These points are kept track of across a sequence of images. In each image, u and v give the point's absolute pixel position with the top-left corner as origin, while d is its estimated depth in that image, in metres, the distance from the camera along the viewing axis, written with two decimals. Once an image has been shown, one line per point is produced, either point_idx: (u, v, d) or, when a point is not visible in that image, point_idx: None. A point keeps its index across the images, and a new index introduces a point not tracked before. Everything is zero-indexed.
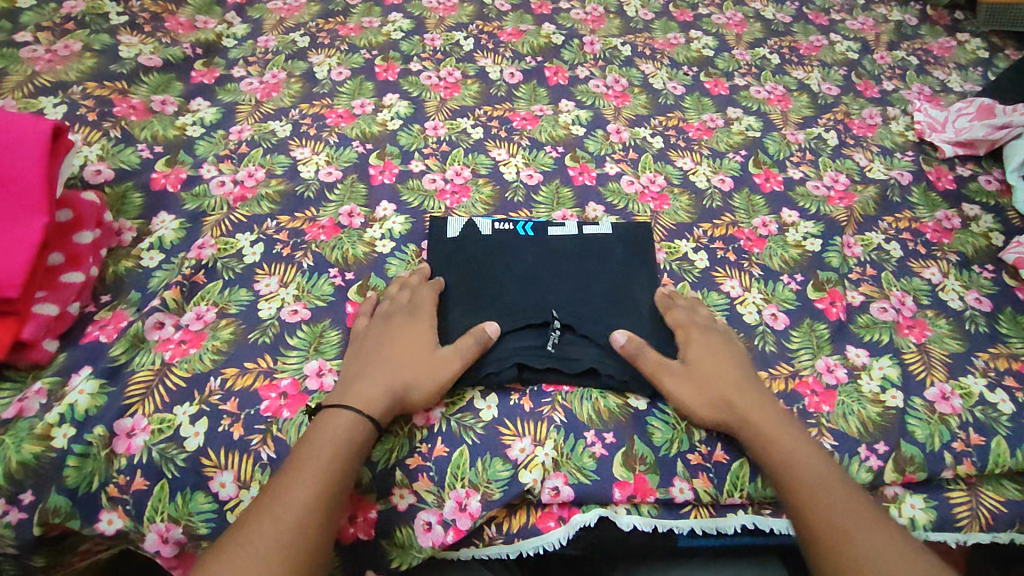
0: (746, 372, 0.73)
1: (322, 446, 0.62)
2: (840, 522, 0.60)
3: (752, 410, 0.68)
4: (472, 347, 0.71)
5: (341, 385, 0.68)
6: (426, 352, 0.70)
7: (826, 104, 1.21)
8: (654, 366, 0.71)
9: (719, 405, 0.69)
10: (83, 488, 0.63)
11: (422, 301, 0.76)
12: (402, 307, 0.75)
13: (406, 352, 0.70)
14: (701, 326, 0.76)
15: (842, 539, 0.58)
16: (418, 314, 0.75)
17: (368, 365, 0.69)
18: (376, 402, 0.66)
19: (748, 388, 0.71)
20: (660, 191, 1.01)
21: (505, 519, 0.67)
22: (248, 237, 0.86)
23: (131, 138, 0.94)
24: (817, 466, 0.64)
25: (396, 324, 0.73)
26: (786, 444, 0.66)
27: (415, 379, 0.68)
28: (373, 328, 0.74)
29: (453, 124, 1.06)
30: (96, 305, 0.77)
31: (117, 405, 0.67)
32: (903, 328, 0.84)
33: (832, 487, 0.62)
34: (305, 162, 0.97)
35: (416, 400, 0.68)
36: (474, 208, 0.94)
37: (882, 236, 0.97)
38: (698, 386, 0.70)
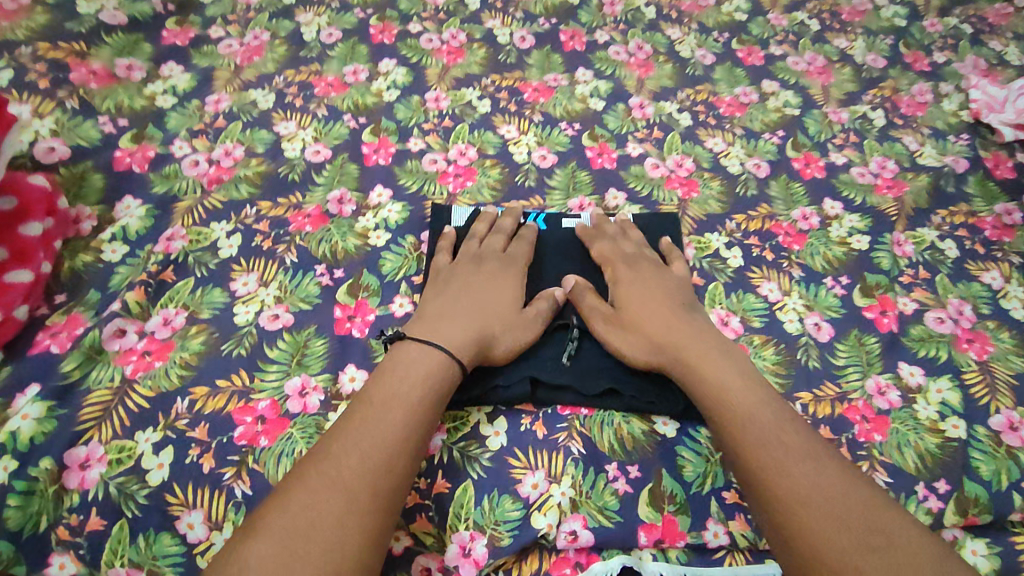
0: (675, 304, 0.68)
1: (407, 382, 0.57)
2: (774, 460, 0.54)
3: (684, 346, 0.63)
4: (547, 311, 0.68)
5: (426, 321, 0.64)
6: (514, 308, 0.67)
7: (872, 78, 1.08)
8: (590, 309, 0.68)
9: (652, 348, 0.64)
10: (28, 529, 0.56)
11: (514, 256, 0.73)
12: (494, 257, 0.72)
13: (497, 302, 0.66)
14: (629, 264, 0.72)
15: (776, 479, 0.53)
16: (512, 263, 0.72)
17: (455, 306, 0.65)
18: (467, 351, 0.61)
19: (681, 324, 0.65)
20: (688, 176, 0.89)
21: (514, 566, 0.58)
22: (223, 227, 0.76)
23: (91, 109, 0.83)
24: (752, 399, 0.58)
25: (485, 268, 0.70)
26: (716, 377, 0.60)
27: (504, 331, 0.64)
28: (461, 272, 0.70)
29: (457, 95, 0.94)
30: (49, 307, 0.68)
31: (68, 432, 0.59)
32: (962, 342, 0.76)
33: (769, 422, 0.57)
34: (290, 138, 0.86)
35: (499, 353, 0.63)
36: (480, 194, 0.84)
37: (936, 233, 0.87)
38: (636, 330, 0.66)
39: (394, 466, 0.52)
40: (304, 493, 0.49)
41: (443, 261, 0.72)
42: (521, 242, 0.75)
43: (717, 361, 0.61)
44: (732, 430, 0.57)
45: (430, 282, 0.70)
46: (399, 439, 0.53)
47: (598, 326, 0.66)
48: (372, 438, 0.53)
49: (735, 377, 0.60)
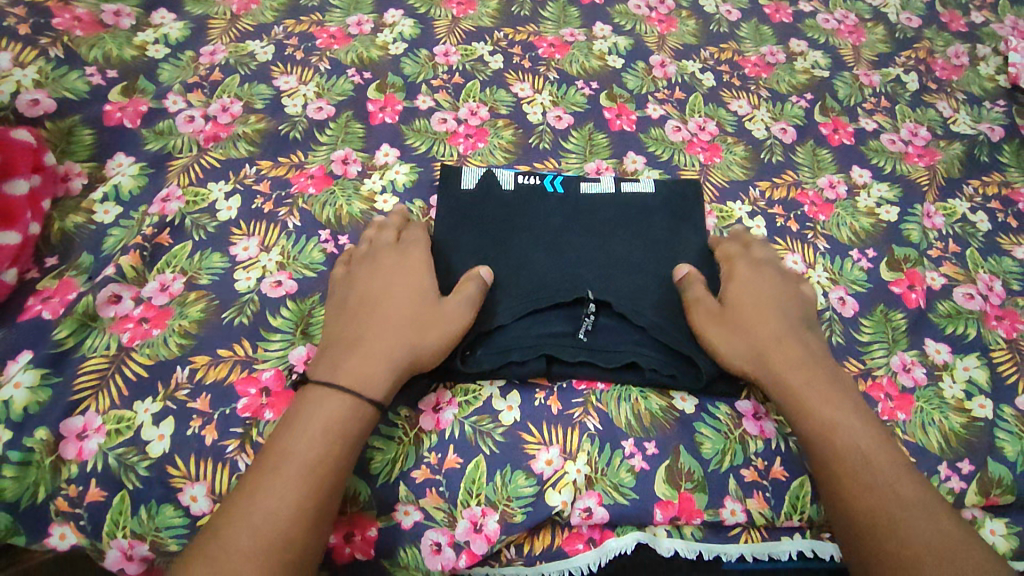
0: (791, 320, 0.62)
1: (303, 440, 0.52)
2: (890, 509, 0.52)
3: (791, 368, 0.59)
4: (476, 292, 0.61)
5: (331, 352, 0.58)
6: (431, 302, 0.60)
7: (905, 39, 1.02)
8: (695, 297, 0.62)
9: (752, 356, 0.60)
10: (27, 499, 0.54)
11: (408, 240, 0.66)
12: (393, 252, 0.64)
13: (409, 306, 0.60)
14: (752, 261, 0.66)
15: (894, 533, 0.51)
16: (408, 254, 0.64)
17: (360, 325, 0.59)
18: (375, 369, 0.56)
19: (790, 338, 0.61)
20: (711, 141, 0.85)
21: (527, 540, 0.58)
22: (222, 187, 0.72)
23: (77, 58, 0.78)
24: (870, 439, 0.55)
25: (383, 268, 0.63)
26: (830, 411, 0.57)
27: (421, 336, 0.58)
28: (361, 283, 0.63)
29: (467, 50, 0.88)
30: (39, 270, 0.64)
31: (63, 402, 0.56)
32: (992, 319, 0.73)
33: (886, 469, 0.54)
34: (291, 93, 0.81)
35: (425, 358, 0.58)
36: (492, 156, 0.79)
37: (967, 205, 0.83)
38: (738, 335, 0.60)
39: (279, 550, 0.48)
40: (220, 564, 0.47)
41: (338, 276, 0.65)
42: (414, 229, 0.67)
43: (831, 396, 0.58)
44: (846, 473, 0.54)
45: (334, 300, 0.63)
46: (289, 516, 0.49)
47: (698, 317, 0.61)
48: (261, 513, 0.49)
49: (848, 410, 0.57)
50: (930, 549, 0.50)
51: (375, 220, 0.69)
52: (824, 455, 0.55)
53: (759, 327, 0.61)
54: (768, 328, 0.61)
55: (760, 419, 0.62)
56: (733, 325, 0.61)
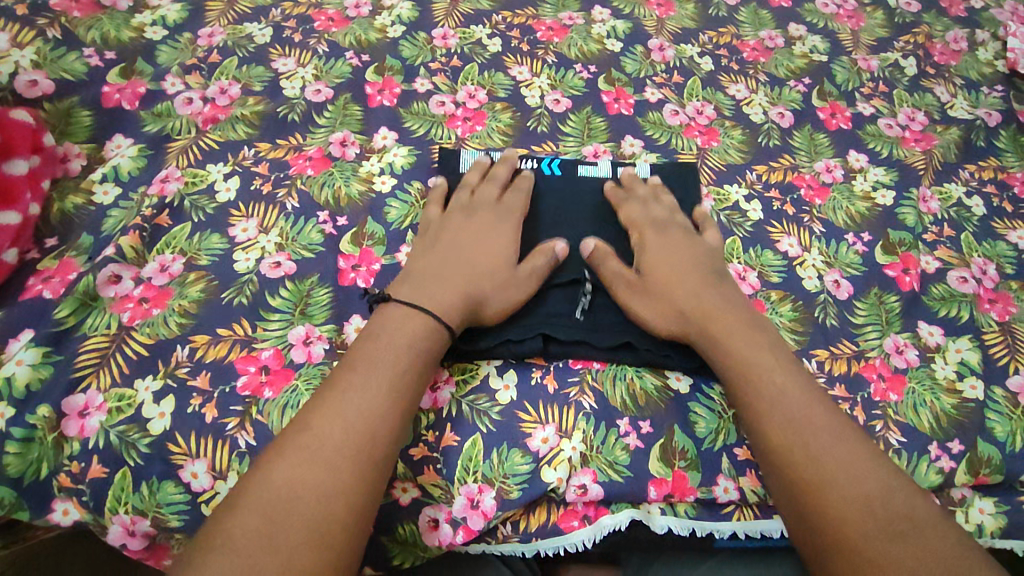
0: (706, 277, 0.64)
1: (378, 371, 0.53)
2: (802, 441, 0.52)
3: (712, 320, 0.60)
4: (547, 261, 0.64)
5: (412, 283, 0.61)
6: (506, 260, 0.64)
7: (904, 24, 1.02)
8: (612, 274, 0.64)
9: (677, 318, 0.61)
10: (30, 475, 0.55)
11: (508, 204, 0.68)
12: (487, 218, 0.67)
13: (488, 259, 0.63)
14: (657, 223, 0.68)
15: (807, 462, 0.51)
16: (503, 217, 0.67)
17: (440, 263, 0.62)
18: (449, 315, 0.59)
19: (708, 292, 0.62)
20: (708, 125, 0.85)
21: (522, 517, 0.58)
22: (220, 169, 0.72)
23: (74, 39, 0.77)
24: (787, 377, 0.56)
25: (476, 222, 0.66)
26: (749, 354, 0.58)
27: (494, 290, 0.61)
28: (453, 228, 0.66)
29: (466, 32, 0.88)
30: (39, 251, 0.65)
31: (65, 380, 0.57)
32: (985, 302, 0.73)
33: (803, 404, 0.54)
34: (289, 76, 0.81)
35: (491, 311, 0.61)
36: (490, 139, 0.79)
37: (963, 189, 0.84)
38: (667, 301, 0.62)
39: (359, 465, 0.48)
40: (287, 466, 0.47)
41: (434, 216, 0.68)
42: (516, 197, 0.69)
43: (747, 342, 0.59)
44: (762, 410, 0.55)
45: (419, 238, 0.67)
46: (371, 433, 0.50)
47: (620, 289, 0.63)
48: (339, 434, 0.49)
49: (767, 354, 0.58)
50: (841, 478, 0.50)
51: (483, 170, 0.72)
52: (745, 401, 0.56)
53: (674, 289, 0.63)
54: (682, 288, 0.62)
55: None
56: (654, 290, 0.63)
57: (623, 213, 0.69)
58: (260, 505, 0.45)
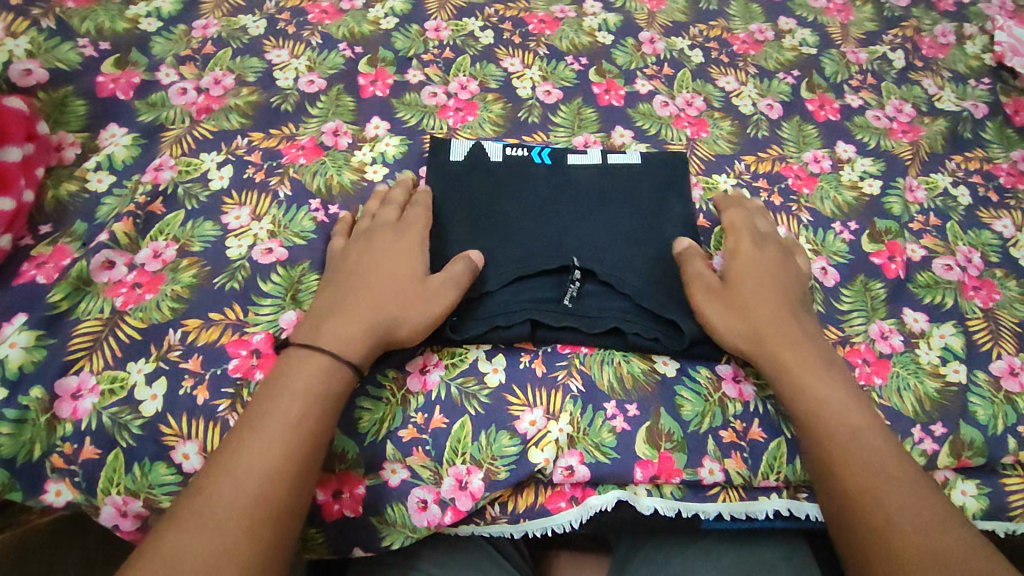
0: (789, 298, 0.64)
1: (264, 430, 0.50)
2: (872, 484, 0.52)
3: (789, 343, 0.60)
4: (464, 274, 0.61)
5: (313, 319, 0.58)
6: (416, 279, 0.60)
7: (893, 18, 1.03)
8: (695, 275, 0.63)
9: (750, 337, 0.60)
10: (23, 457, 0.55)
11: (409, 221, 0.65)
12: (387, 237, 0.64)
13: (396, 280, 0.60)
14: (755, 238, 0.67)
15: (880, 507, 0.51)
16: (406, 234, 0.64)
17: (342, 290, 0.60)
18: (352, 340, 0.56)
19: (791, 319, 0.61)
20: (698, 116, 0.86)
21: (510, 498, 0.59)
22: (214, 158, 0.73)
23: (69, 30, 0.78)
24: (862, 417, 0.56)
25: (377, 244, 0.63)
26: (822, 391, 0.57)
27: (402, 312, 0.58)
28: (355, 257, 0.63)
29: (458, 25, 0.89)
30: (34, 237, 0.65)
31: (58, 362, 0.58)
32: (969, 289, 0.74)
33: (878, 444, 0.54)
34: (282, 66, 0.82)
35: (404, 333, 0.58)
36: (481, 129, 0.80)
37: (949, 179, 0.85)
38: (742, 315, 0.61)
39: (253, 522, 0.47)
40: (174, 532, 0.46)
41: (335, 250, 0.65)
42: (416, 212, 0.66)
43: (822, 371, 0.58)
44: (832, 435, 0.55)
45: (326, 271, 0.64)
46: (267, 488, 0.48)
47: (698, 291, 0.62)
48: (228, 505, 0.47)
49: (841, 393, 0.57)
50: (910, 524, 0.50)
51: (381, 198, 0.69)
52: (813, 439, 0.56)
53: (757, 303, 0.62)
54: (767, 304, 0.62)
55: (739, 383, 0.63)
56: (735, 299, 0.62)
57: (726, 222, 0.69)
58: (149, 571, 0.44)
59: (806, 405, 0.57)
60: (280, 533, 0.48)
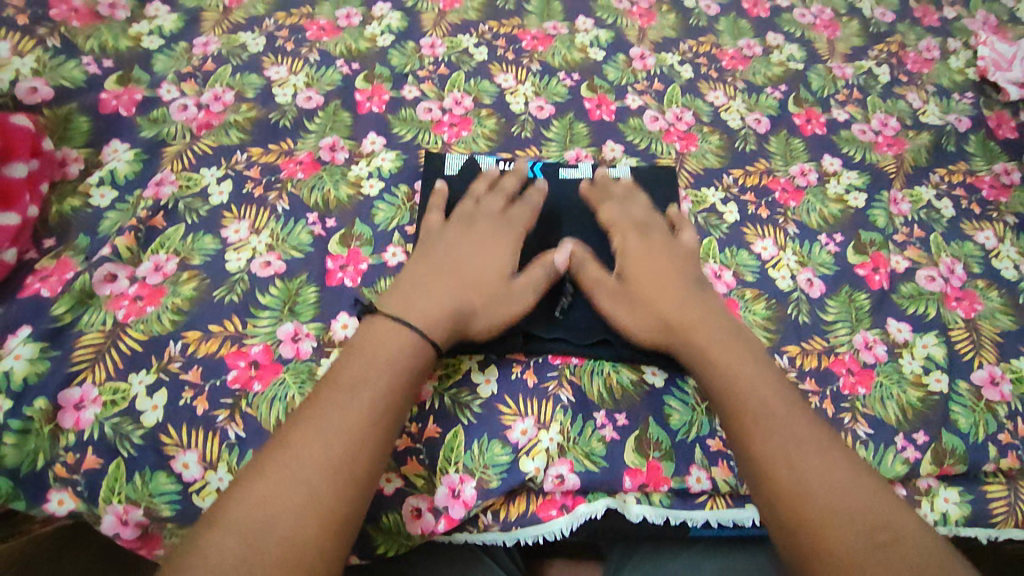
0: (689, 282, 0.64)
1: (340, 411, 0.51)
2: (786, 457, 0.51)
3: (697, 329, 0.60)
4: (544, 279, 0.64)
5: (402, 292, 0.60)
6: (502, 275, 0.63)
7: (879, 33, 1.05)
8: (592, 280, 0.65)
9: (660, 330, 0.61)
10: (27, 466, 0.57)
11: (511, 217, 0.68)
12: (486, 228, 0.66)
13: (485, 274, 0.62)
14: (638, 228, 0.68)
15: (794, 479, 0.50)
16: (506, 230, 0.67)
17: (434, 267, 0.62)
18: (438, 325, 0.58)
19: (693, 304, 0.62)
20: (687, 130, 0.88)
21: (502, 506, 0.60)
22: (213, 173, 0.75)
23: (74, 48, 0.80)
24: (772, 392, 0.55)
25: (476, 233, 0.66)
26: (730, 368, 0.57)
27: (483, 306, 0.61)
28: (449, 239, 0.65)
29: (453, 42, 0.91)
30: (38, 251, 0.67)
31: (62, 374, 0.59)
32: (951, 300, 0.76)
33: (785, 413, 0.54)
34: (281, 83, 0.84)
35: (478, 327, 0.60)
36: (475, 143, 0.82)
37: (933, 192, 0.87)
38: (648, 311, 0.62)
39: (342, 483, 0.48)
40: (265, 486, 0.47)
41: (432, 224, 0.68)
42: (521, 211, 0.69)
43: (731, 350, 0.58)
44: (744, 413, 0.54)
45: (419, 243, 0.66)
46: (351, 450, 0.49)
47: (600, 295, 0.64)
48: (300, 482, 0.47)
49: (749, 366, 0.57)
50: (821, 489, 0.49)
51: (490, 182, 0.72)
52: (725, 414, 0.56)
53: (657, 295, 0.62)
54: (666, 296, 0.62)
55: None
56: (637, 298, 0.63)
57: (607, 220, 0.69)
58: (236, 528, 0.45)
59: (718, 388, 0.57)
60: (354, 507, 0.48)
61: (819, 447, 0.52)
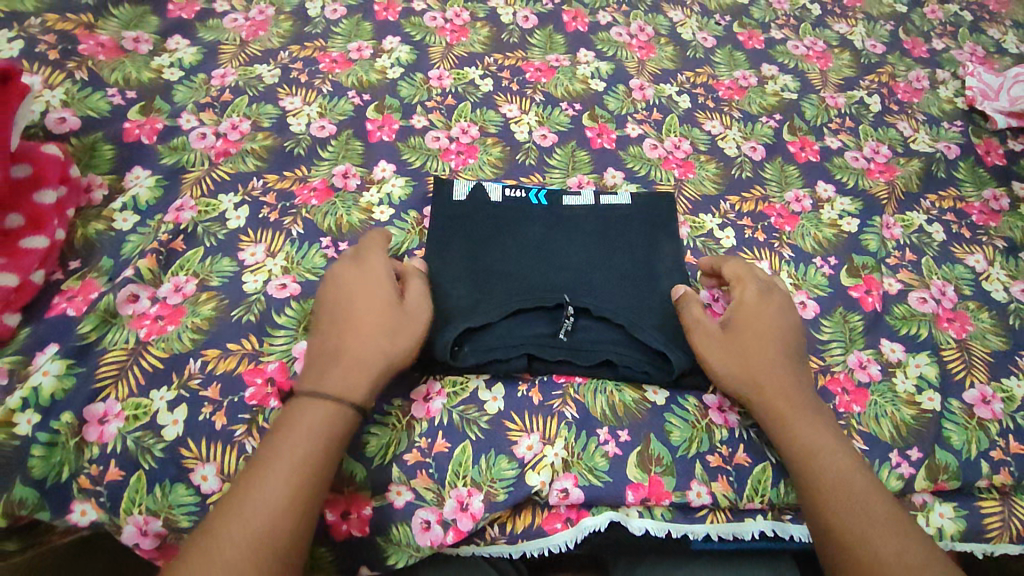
0: (786, 349, 0.66)
1: (253, 508, 0.51)
2: (856, 527, 0.55)
3: (780, 392, 0.63)
4: (423, 285, 0.66)
5: (312, 370, 0.60)
6: (390, 302, 0.63)
7: (870, 64, 1.10)
8: (697, 318, 0.66)
9: (746, 383, 0.64)
10: (52, 478, 0.59)
11: (360, 248, 0.68)
12: (348, 269, 0.65)
13: (375, 310, 0.62)
14: (762, 286, 0.70)
15: (864, 549, 0.54)
16: (364, 261, 0.66)
17: (325, 336, 0.62)
18: (354, 383, 0.58)
19: (784, 368, 0.64)
20: (685, 158, 0.91)
21: (509, 519, 0.62)
22: (231, 199, 0.78)
23: (100, 80, 0.84)
24: (846, 465, 0.59)
25: (342, 278, 0.65)
26: (809, 436, 0.61)
27: (389, 335, 0.61)
28: (326, 301, 0.64)
29: (460, 74, 0.95)
30: (64, 273, 0.70)
31: (87, 390, 0.61)
32: (944, 321, 0.79)
33: (858, 489, 0.57)
34: (296, 113, 0.87)
35: (398, 357, 0.61)
36: (481, 171, 0.85)
37: (924, 217, 0.89)
38: (737, 362, 0.64)
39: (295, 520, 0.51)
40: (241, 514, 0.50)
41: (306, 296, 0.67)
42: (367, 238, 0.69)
43: (808, 417, 0.62)
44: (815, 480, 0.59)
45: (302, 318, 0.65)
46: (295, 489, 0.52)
47: (698, 336, 0.65)
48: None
49: (827, 437, 0.61)
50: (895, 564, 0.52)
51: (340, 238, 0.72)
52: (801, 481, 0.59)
53: (752, 352, 0.65)
54: (762, 354, 0.65)
55: (724, 411, 0.67)
56: (733, 346, 0.65)
57: (728, 269, 0.72)
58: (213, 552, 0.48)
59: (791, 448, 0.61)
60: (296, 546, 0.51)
61: (890, 523, 0.55)
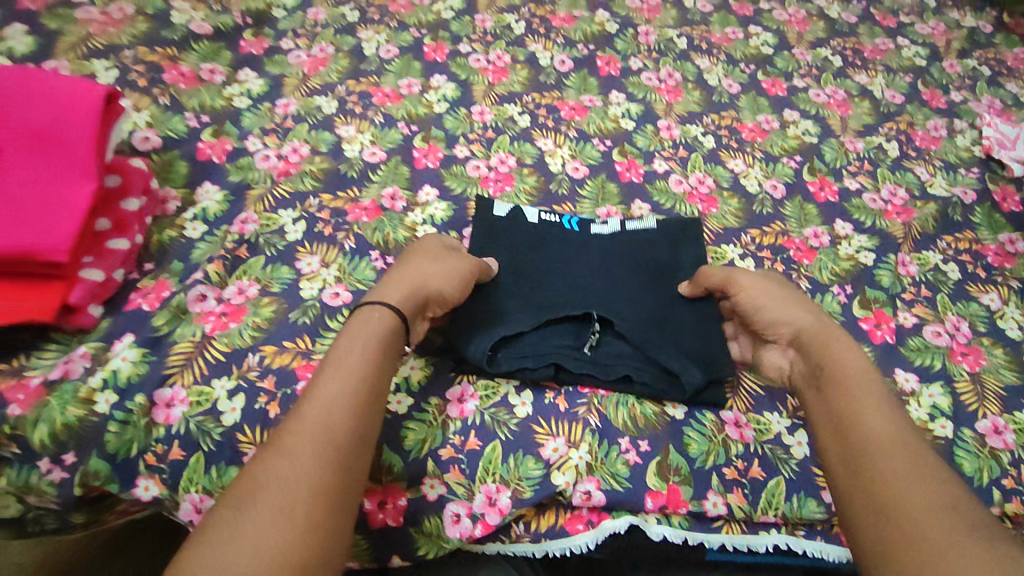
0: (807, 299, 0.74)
1: (335, 389, 0.55)
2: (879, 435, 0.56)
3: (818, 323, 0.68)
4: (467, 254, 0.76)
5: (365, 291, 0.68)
6: (434, 252, 0.73)
7: (889, 113, 1.15)
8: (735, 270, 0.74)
9: (794, 312, 0.69)
10: (123, 453, 0.65)
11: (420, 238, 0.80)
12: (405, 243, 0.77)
13: (428, 252, 0.72)
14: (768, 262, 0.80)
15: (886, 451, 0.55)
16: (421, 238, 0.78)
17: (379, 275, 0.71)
18: (393, 291, 0.65)
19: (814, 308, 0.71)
20: (708, 194, 0.97)
21: (533, 517, 0.66)
22: (290, 214, 0.86)
23: (179, 105, 0.94)
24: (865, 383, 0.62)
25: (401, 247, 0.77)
26: (839, 356, 0.64)
27: (429, 265, 0.70)
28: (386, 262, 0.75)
29: (500, 110, 1.03)
30: (140, 273, 0.77)
31: (158, 374, 0.68)
32: (957, 354, 0.82)
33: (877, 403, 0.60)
34: (350, 140, 0.96)
35: (434, 281, 0.68)
36: (517, 198, 0.92)
37: (940, 256, 0.93)
38: (765, 290, 0.71)
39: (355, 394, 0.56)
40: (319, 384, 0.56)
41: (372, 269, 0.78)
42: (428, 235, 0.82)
43: (835, 344, 0.66)
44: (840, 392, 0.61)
45: None
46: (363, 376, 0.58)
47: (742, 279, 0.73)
48: (314, 471, 0.50)
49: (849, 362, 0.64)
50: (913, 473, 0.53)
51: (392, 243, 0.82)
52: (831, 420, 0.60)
53: (786, 293, 0.72)
54: (793, 295, 0.72)
55: (740, 426, 0.71)
56: (771, 287, 0.72)
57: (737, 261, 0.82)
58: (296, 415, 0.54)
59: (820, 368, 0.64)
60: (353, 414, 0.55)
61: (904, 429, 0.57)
